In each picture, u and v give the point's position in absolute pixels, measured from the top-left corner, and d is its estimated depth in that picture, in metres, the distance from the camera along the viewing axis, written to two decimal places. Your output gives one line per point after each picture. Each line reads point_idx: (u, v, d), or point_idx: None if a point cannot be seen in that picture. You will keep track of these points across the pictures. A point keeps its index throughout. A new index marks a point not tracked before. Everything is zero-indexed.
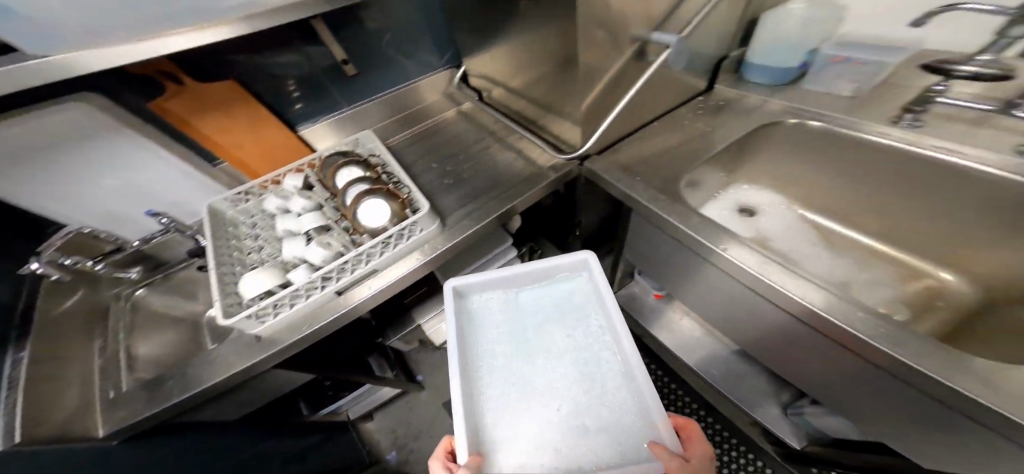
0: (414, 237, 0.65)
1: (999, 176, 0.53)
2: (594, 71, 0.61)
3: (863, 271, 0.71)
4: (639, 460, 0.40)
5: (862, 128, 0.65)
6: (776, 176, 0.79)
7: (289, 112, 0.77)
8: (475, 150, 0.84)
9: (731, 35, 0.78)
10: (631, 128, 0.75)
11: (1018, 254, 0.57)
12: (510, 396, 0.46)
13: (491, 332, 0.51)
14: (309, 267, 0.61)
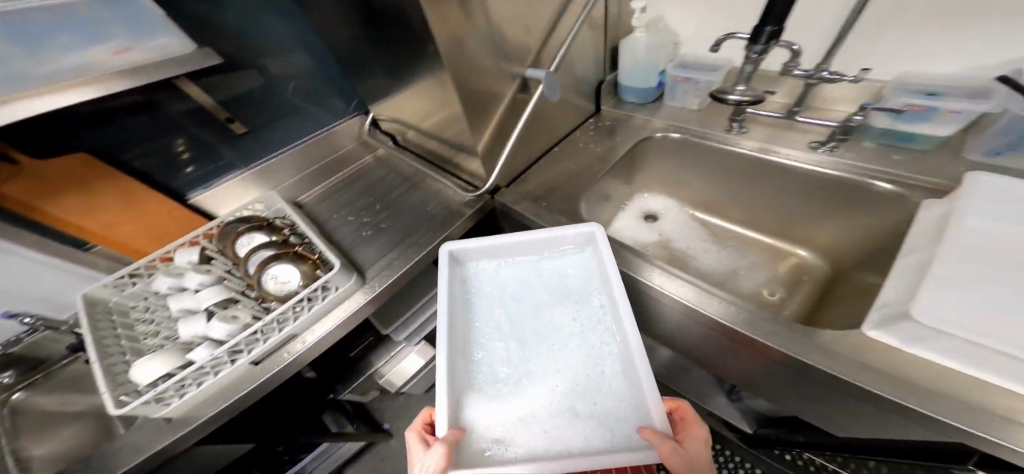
0: (329, 297, 0.59)
1: (811, 169, 0.61)
2: (484, 108, 0.65)
3: (743, 258, 0.74)
4: (627, 444, 0.38)
5: (712, 138, 0.72)
6: (665, 183, 0.84)
7: (178, 178, 0.67)
8: (392, 197, 0.80)
9: (602, 63, 0.92)
10: (533, 157, 0.82)
11: (844, 226, 0.63)
12: (504, 361, 0.46)
13: (489, 299, 0.52)
14: (208, 345, 0.53)
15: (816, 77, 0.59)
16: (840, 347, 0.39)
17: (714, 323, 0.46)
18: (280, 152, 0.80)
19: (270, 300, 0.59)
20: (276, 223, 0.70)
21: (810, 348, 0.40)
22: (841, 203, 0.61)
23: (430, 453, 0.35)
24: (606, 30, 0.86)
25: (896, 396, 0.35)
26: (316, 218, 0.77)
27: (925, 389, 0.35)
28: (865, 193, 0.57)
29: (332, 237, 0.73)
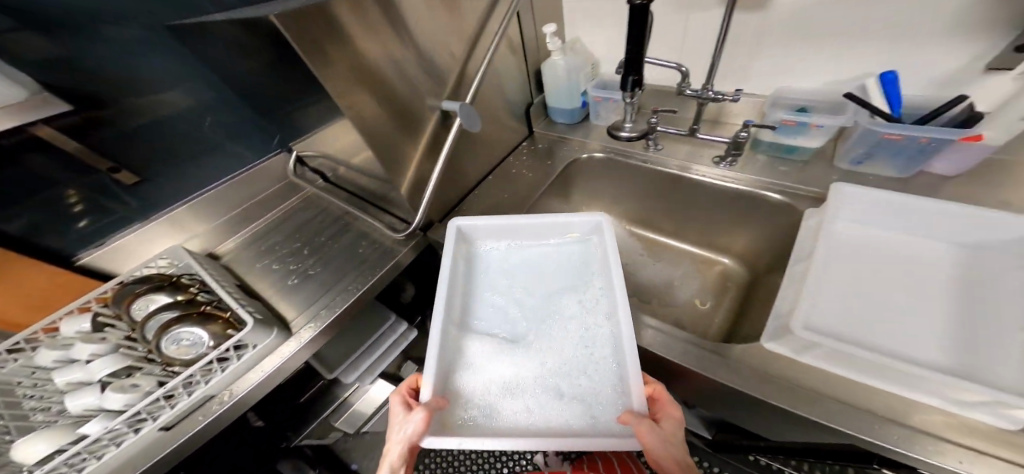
0: (247, 357, 0.52)
1: (715, 182, 0.66)
2: (407, 142, 0.64)
3: (677, 267, 0.76)
4: (606, 431, 0.37)
5: (631, 156, 0.76)
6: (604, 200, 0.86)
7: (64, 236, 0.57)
8: (320, 240, 0.75)
9: (530, 87, 0.93)
10: (466, 189, 0.82)
11: (754, 232, 0.66)
12: (501, 333, 0.46)
13: (493, 275, 0.53)
14: (101, 420, 0.45)
15: (706, 97, 0.64)
16: (741, 363, 0.42)
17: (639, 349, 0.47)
18: (186, 199, 0.70)
19: (176, 364, 0.50)
20: (182, 280, 0.60)
21: (717, 366, 0.41)
22: (743, 212, 0.66)
23: (410, 417, 0.36)
24: (527, 55, 0.88)
25: (799, 408, 0.37)
26: (234, 270, 0.69)
27: (821, 398, 0.37)
28: (762, 203, 0.62)
29: (251, 288, 0.66)
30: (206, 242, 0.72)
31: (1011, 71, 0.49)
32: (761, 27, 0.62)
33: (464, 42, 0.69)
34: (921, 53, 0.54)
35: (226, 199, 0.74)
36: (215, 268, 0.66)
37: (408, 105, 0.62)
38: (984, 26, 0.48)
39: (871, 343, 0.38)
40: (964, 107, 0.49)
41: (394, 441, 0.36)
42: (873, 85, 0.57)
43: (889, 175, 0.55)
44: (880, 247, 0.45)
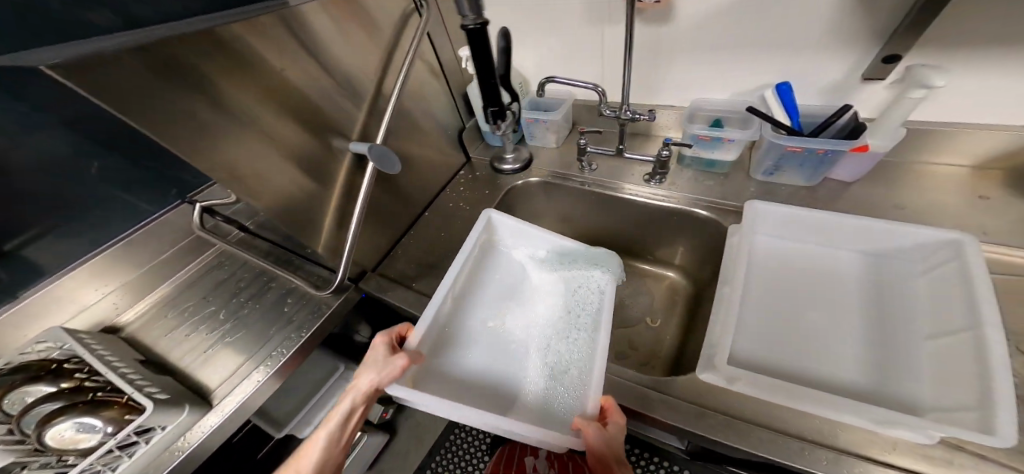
0: (155, 441, 0.48)
1: (642, 202, 0.67)
2: (309, 191, 0.61)
3: (626, 284, 0.76)
4: (554, 425, 0.44)
5: (566, 178, 0.76)
6: (552, 223, 0.84)
7: None
8: (237, 301, 0.69)
9: (459, 112, 0.91)
10: (400, 230, 0.79)
11: (691, 244, 0.67)
12: (491, 324, 0.55)
13: (499, 272, 0.60)
14: None
15: (623, 117, 0.65)
16: (682, 396, 0.44)
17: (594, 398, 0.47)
18: (66, 268, 0.64)
19: (68, 456, 0.45)
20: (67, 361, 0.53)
21: (656, 403, 0.44)
22: (673, 227, 0.67)
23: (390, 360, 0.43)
24: (450, 79, 0.86)
25: (733, 443, 0.40)
26: (138, 346, 0.62)
27: (761, 431, 0.40)
28: (690, 219, 0.64)
29: (163, 362, 0.60)
30: (102, 315, 0.65)
31: (883, 81, 0.53)
32: (665, 44, 0.64)
33: (365, 78, 0.68)
34: (808, 64, 0.56)
35: (125, 257, 0.68)
36: (115, 344, 0.59)
37: (305, 149, 0.59)
38: (855, 39, 0.52)
39: (793, 367, 0.41)
40: (851, 115, 0.54)
41: (365, 371, 0.43)
42: (772, 95, 0.59)
43: (800, 182, 0.59)
44: (794, 261, 0.49)
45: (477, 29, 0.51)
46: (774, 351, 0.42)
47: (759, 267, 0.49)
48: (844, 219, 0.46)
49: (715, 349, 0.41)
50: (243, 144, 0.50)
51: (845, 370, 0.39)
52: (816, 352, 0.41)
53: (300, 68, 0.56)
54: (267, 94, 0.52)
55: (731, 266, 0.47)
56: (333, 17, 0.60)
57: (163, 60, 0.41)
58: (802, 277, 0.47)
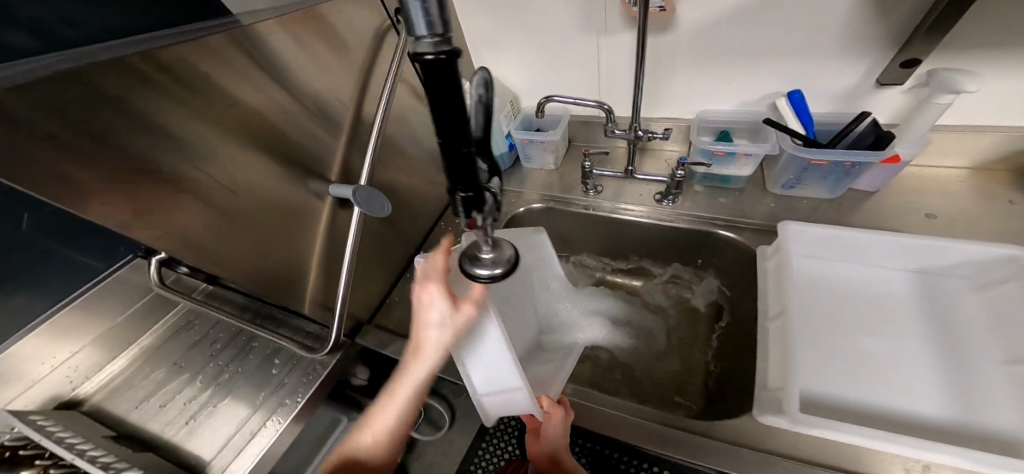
0: None
1: (653, 224, 0.66)
2: (288, 240, 0.58)
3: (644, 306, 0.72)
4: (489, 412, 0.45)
5: (568, 201, 0.73)
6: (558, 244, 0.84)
7: None
8: (216, 370, 0.69)
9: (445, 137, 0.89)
10: (394, 274, 0.80)
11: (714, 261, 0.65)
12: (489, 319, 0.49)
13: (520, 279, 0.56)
14: None
15: (636, 136, 0.61)
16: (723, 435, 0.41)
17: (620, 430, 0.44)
18: (29, 326, 0.63)
19: None
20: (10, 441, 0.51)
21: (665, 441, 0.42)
22: (693, 245, 0.65)
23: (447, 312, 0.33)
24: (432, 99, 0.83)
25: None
26: (108, 420, 0.62)
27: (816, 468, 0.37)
28: (714, 238, 0.62)
29: (141, 435, 0.61)
30: (56, 387, 0.64)
31: (899, 87, 0.52)
32: (663, 57, 0.61)
33: (344, 109, 0.63)
34: (817, 72, 0.54)
35: (88, 318, 0.68)
36: (75, 423, 0.58)
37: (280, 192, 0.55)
38: (866, 43, 0.50)
39: (864, 400, 0.40)
40: (870, 122, 0.52)
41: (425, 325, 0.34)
42: (783, 104, 0.55)
43: (820, 197, 0.59)
44: (845, 282, 0.49)
45: (445, 79, 0.21)
46: (842, 382, 0.41)
47: (809, 291, 0.49)
48: (887, 238, 0.47)
49: (779, 390, 0.40)
50: (206, 200, 0.45)
51: (920, 403, 0.39)
52: (887, 383, 0.41)
53: (267, 103, 0.51)
54: (233, 140, 0.47)
55: (782, 291, 0.46)
56: (299, 39, 0.54)
57: (88, 111, 0.35)
58: (855, 300, 0.47)
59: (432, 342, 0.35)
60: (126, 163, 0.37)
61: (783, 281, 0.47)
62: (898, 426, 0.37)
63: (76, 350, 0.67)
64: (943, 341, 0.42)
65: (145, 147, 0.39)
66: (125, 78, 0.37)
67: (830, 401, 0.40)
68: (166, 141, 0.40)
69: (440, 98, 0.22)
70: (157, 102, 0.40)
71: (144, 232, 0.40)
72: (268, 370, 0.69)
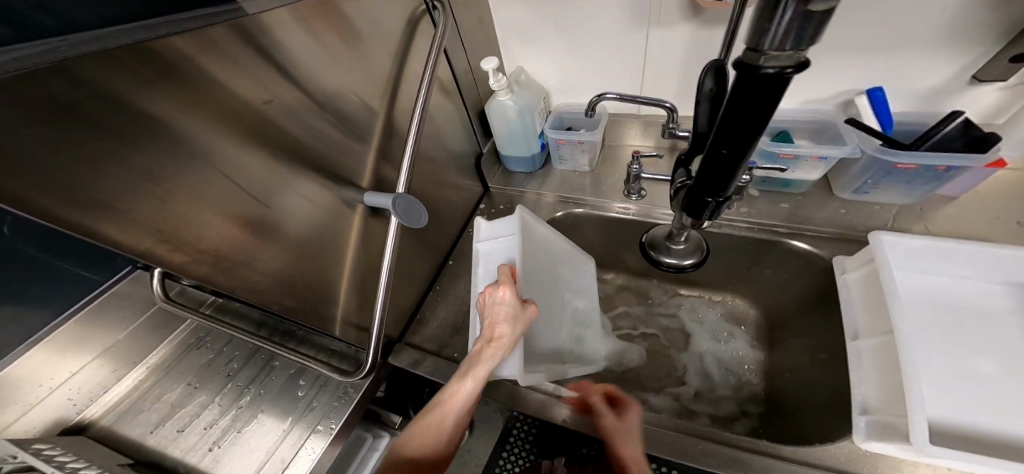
0: None
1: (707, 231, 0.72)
2: (319, 255, 0.57)
3: (706, 307, 0.83)
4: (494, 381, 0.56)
5: (608, 208, 0.81)
6: (600, 244, 0.87)
7: None
8: (239, 392, 0.68)
9: (475, 138, 0.87)
10: (426, 284, 0.78)
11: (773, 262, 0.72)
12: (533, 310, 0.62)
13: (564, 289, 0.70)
14: None
15: None
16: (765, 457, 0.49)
17: (665, 444, 0.53)
18: (34, 339, 0.67)
19: None
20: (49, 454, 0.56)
21: (705, 454, 0.51)
22: (752, 253, 0.72)
23: (511, 295, 0.52)
24: (462, 94, 0.78)
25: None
26: (124, 444, 0.63)
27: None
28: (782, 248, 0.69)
29: (160, 459, 0.61)
30: (57, 412, 0.65)
31: (996, 85, 0.58)
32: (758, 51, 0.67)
33: (373, 116, 0.61)
34: (913, 64, 0.61)
35: (94, 333, 0.72)
36: (93, 452, 0.59)
37: (309, 209, 0.54)
38: (960, 38, 0.56)
39: (991, 429, 0.45)
40: (960, 122, 0.58)
41: (503, 321, 0.51)
42: (863, 101, 0.64)
43: (900, 201, 0.66)
44: (946, 298, 0.56)
45: (777, 84, 0.29)
46: (966, 409, 0.47)
47: (914, 309, 0.56)
48: (1004, 252, 0.53)
49: (897, 418, 0.43)
50: (232, 222, 0.44)
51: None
52: (983, 410, 0.47)
53: (295, 116, 0.49)
54: (260, 156, 0.46)
55: (884, 315, 0.50)
56: (310, 31, 0.49)
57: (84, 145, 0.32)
58: (966, 319, 0.54)
59: (501, 335, 0.52)
60: (151, 187, 0.37)
61: (873, 292, 0.53)
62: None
63: (77, 370, 0.69)
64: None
65: (172, 171, 0.38)
66: (141, 92, 0.35)
67: (956, 430, 0.46)
68: (196, 163, 0.40)
69: (751, 91, 0.30)
70: (185, 121, 0.38)
71: (171, 255, 0.40)
72: (293, 391, 0.67)
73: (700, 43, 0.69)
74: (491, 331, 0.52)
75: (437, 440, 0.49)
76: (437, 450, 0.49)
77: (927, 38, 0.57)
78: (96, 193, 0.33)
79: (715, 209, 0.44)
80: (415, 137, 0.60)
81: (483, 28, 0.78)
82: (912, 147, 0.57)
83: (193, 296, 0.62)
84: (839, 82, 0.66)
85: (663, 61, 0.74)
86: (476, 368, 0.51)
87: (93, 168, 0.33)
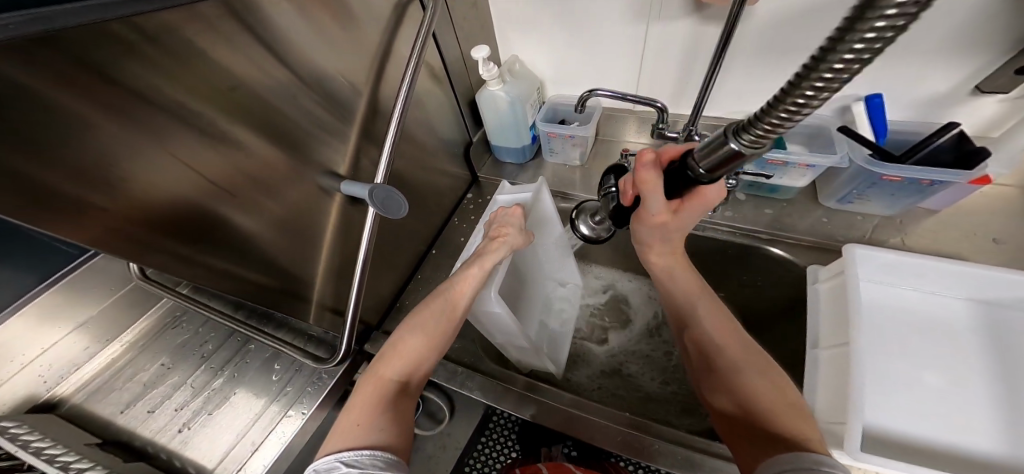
0: None
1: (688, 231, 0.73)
2: (299, 241, 0.56)
3: None
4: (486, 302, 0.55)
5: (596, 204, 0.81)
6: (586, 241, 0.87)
7: None
8: (214, 374, 0.67)
9: (466, 126, 0.85)
10: (408, 273, 0.77)
11: (752, 268, 0.73)
12: (510, 273, 0.68)
13: (540, 284, 0.77)
14: None
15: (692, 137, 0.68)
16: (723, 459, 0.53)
17: (631, 441, 0.56)
18: (15, 307, 0.64)
19: None
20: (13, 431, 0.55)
21: (659, 453, 0.54)
22: (735, 257, 0.73)
23: (518, 212, 0.61)
24: (454, 81, 0.76)
25: None
26: (94, 423, 0.63)
27: None
28: (762, 253, 0.70)
29: (131, 437, 0.61)
30: (29, 388, 0.64)
31: (997, 96, 0.57)
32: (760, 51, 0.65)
33: (359, 99, 0.59)
34: (917, 69, 0.59)
35: (70, 307, 0.68)
36: (59, 431, 0.58)
37: (288, 192, 0.52)
38: (965, 46, 0.55)
39: (918, 435, 0.52)
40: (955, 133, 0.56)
41: (512, 228, 0.59)
42: (860, 108, 0.63)
43: (881, 213, 0.67)
44: (902, 309, 0.61)
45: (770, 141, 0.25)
46: (898, 417, 0.53)
47: (871, 320, 0.60)
48: (955, 268, 0.57)
49: (836, 425, 0.48)
50: (212, 201, 0.43)
51: (978, 441, 0.50)
52: (916, 420, 0.53)
53: (280, 96, 0.47)
54: (244, 136, 0.44)
55: (846, 327, 0.54)
56: (298, 7, 0.46)
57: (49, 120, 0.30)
58: (919, 331, 0.59)
59: (510, 238, 0.58)
60: (137, 164, 0.36)
61: (838, 305, 0.56)
62: (945, 462, 0.49)
63: (51, 344, 0.67)
64: (998, 377, 0.54)
65: (155, 151, 0.37)
66: (126, 65, 0.33)
67: (889, 436, 0.52)
68: (179, 139, 0.38)
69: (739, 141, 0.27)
70: (165, 100, 0.37)
71: (156, 235, 0.39)
72: (269, 374, 0.67)
73: (701, 40, 0.67)
74: (497, 230, 0.59)
75: (447, 326, 0.52)
76: (433, 345, 0.51)
77: (930, 48, 0.57)
78: (74, 168, 0.32)
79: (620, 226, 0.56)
80: (400, 123, 0.59)
81: (479, 13, 0.76)
82: (901, 159, 0.58)
83: (161, 276, 0.60)
84: (838, 87, 0.65)
85: (661, 55, 0.72)
86: (484, 258, 0.55)
87: (69, 141, 0.31)
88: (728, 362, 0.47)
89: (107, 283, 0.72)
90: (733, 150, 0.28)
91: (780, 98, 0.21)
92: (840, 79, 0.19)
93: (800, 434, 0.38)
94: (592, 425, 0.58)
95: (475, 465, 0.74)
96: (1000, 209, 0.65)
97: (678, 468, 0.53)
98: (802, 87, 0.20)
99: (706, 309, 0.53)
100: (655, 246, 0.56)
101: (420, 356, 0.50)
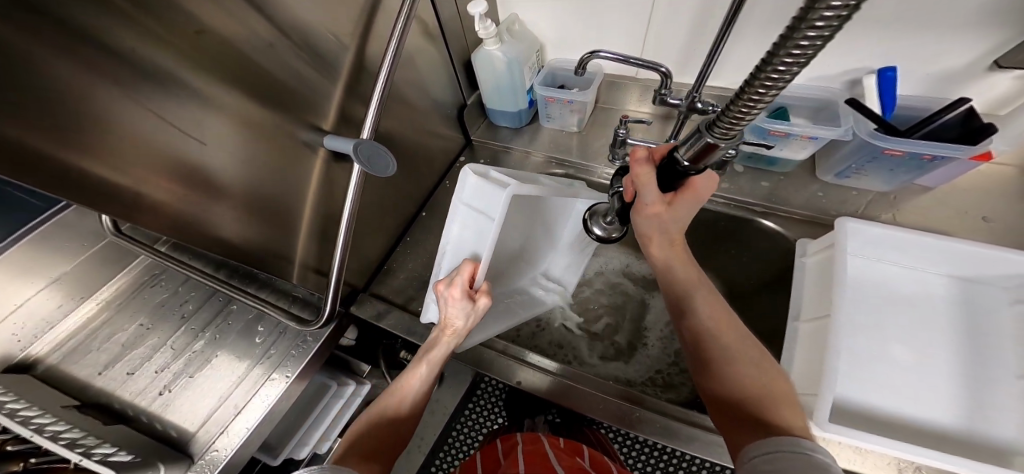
0: None
1: None
2: (283, 200, 0.54)
3: None
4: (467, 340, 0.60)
5: (591, 172, 0.80)
6: None
7: None
8: (194, 337, 0.66)
9: (460, 86, 0.80)
10: (397, 237, 0.75)
11: (743, 242, 0.73)
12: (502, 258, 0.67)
13: (541, 238, 0.74)
14: None
15: (693, 106, 0.65)
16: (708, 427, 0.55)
17: (616, 410, 0.57)
18: None
19: None
20: None
21: (641, 421, 0.55)
22: (728, 230, 0.73)
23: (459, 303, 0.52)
24: (449, 38, 0.71)
25: None
26: (71, 385, 0.61)
27: None
28: (754, 227, 0.70)
29: (112, 399, 0.60)
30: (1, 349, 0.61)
31: (1013, 72, 0.56)
32: (773, 19, 0.62)
33: (346, 53, 0.55)
34: (934, 44, 0.57)
35: (38, 263, 0.65)
36: (36, 393, 0.56)
37: (271, 149, 0.49)
38: (989, 21, 0.53)
39: (884, 407, 0.54)
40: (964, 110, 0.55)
41: (456, 315, 0.53)
42: (871, 81, 0.62)
43: (876, 188, 0.67)
44: (886, 284, 0.61)
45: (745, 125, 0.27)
46: (869, 390, 0.55)
47: (854, 296, 0.61)
48: (944, 245, 0.57)
49: (808, 396, 0.50)
50: (184, 149, 0.39)
51: (942, 415, 0.52)
52: (888, 393, 0.54)
53: (258, 43, 0.43)
54: (220, 87, 0.41)
55: (826, 300, 0.55)
56: None
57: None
58: (900, 306, 0.60)
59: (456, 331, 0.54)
60: (93, 99, 0.32)
61: (823, 279, 0.57)
62: (907, 433, 0.52)
63: (24, 300, 0.64)
64: (974, 350, 0.55)
65: (112, 86, 0.32)
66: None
67: (858, 408, 0.54)
68: (144, 75, 0.34)
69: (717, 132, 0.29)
70: (130, 39, 0.33)
71: (132, 186, 0.36)
72: (251, 336, 0.65)
73: (712, 5, 0.63)
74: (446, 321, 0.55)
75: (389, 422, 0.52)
76: (387, 428, 0.52)
77: (952, 21, 0.54)
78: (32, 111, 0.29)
79: (627, 220, 0.57)
80: (390, 79, 0.55)
81: None
82: (904, 136, 0.56)
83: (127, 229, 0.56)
84: (849, 59, 0.63)
85: (670, 19, 0.68)
86: (432, 353, 0.55)
87: (24, 71, 0.28)
88: (726, 350, 0.47)
89: (79, 239, 0.69)
90: (708, 143, 0.32)
91: (749, 84, 0.23)
92: (800, 61, 0.21)
93: (786, 421, 0.39)
94: (579, 395, 0.58)
95: (462, 429, 0.77)
96: (993, 188, 0.65)
97: (657, 436, 0.55)
98: (765, 72, 0.22)
99: (710, 303, 0.51)
100: (654, 239, 0.54)
101: (366, 441, 0.50)
